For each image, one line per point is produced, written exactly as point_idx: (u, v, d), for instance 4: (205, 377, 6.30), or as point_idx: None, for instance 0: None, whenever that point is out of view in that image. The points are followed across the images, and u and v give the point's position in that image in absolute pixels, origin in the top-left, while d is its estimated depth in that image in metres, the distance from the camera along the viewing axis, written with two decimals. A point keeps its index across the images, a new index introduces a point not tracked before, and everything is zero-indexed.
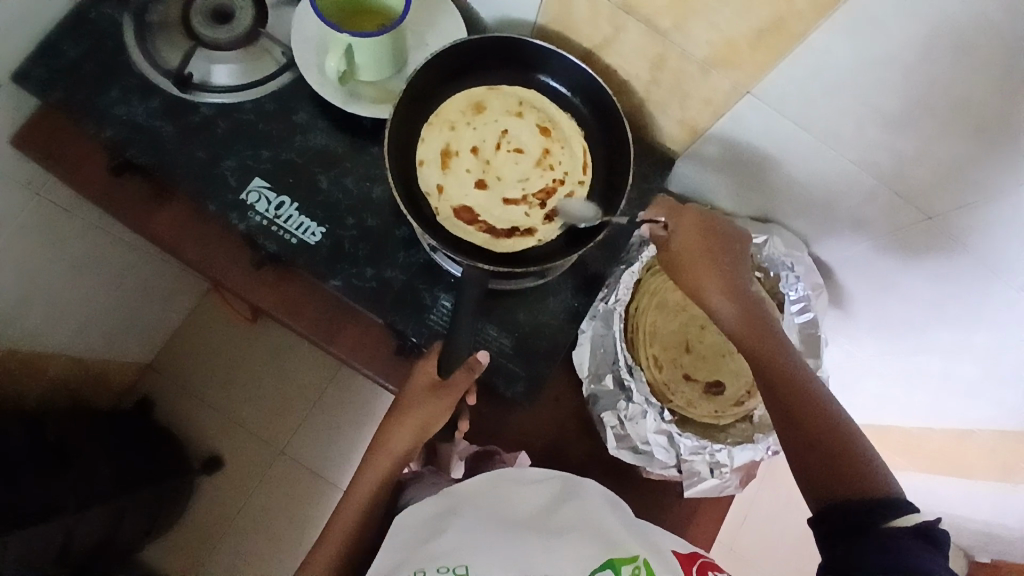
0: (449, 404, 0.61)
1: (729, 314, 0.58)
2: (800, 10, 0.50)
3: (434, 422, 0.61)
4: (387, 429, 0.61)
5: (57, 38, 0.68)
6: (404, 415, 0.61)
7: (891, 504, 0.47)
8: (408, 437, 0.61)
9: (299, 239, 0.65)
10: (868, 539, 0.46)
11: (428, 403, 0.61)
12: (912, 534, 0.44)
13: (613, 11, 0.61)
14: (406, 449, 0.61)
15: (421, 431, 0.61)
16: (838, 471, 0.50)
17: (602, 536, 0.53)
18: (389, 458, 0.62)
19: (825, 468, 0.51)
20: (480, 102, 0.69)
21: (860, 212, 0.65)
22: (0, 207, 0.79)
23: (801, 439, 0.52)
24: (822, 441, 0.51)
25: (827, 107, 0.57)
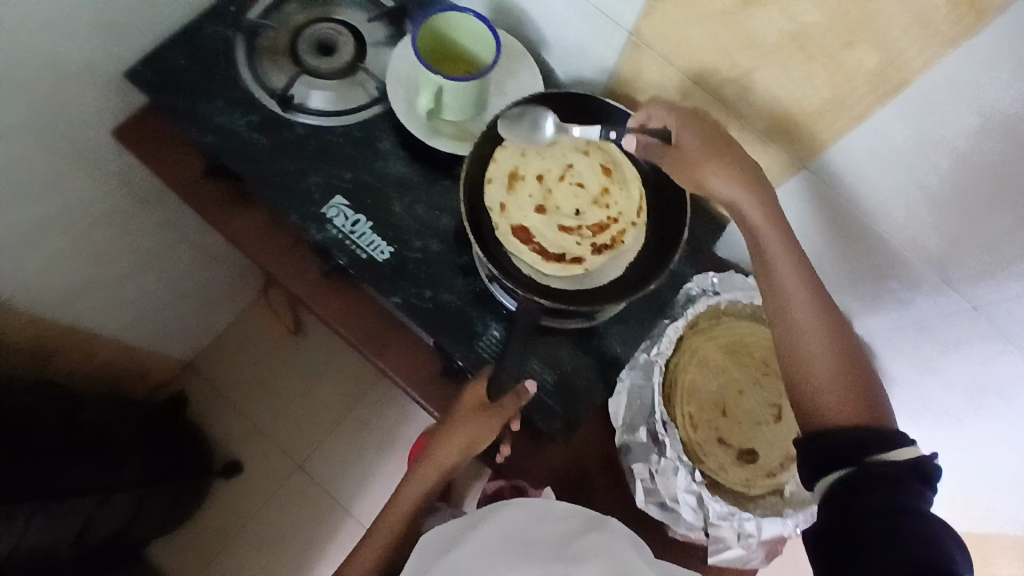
0: (497, 425, 0.61)
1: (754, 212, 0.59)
2: (862, 95, 0.54)
3: (479, 442, 0.62)
4: (434, 445, 0.63)
5: (175, 50, 0.76)
6: (452, 431, 0.62)
7: (885, 437, 0.49)
8: (454, 452, 0.63)
9: (368, 254, 0.69)
10: (865, 477, 0.47)
11: (476, 421, 0.61)
12: (901, 468, 0.47)
13: (683, 79, 0.66)
14: (452, 462, 0.64)
15: (467, 448, 0.62)
16: (842, 389, 0.54)
17: (618, 566, 0.53)
18: (434, 470, 0.64)
19: (827, 393, 0.54)
20: (552, 137, 0.72)
21: (906, 293, 0.66)
22: (91, 191, 0.85)
23: (815, 362, 0.55)
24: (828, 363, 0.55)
25: (879, 187, 0.59)
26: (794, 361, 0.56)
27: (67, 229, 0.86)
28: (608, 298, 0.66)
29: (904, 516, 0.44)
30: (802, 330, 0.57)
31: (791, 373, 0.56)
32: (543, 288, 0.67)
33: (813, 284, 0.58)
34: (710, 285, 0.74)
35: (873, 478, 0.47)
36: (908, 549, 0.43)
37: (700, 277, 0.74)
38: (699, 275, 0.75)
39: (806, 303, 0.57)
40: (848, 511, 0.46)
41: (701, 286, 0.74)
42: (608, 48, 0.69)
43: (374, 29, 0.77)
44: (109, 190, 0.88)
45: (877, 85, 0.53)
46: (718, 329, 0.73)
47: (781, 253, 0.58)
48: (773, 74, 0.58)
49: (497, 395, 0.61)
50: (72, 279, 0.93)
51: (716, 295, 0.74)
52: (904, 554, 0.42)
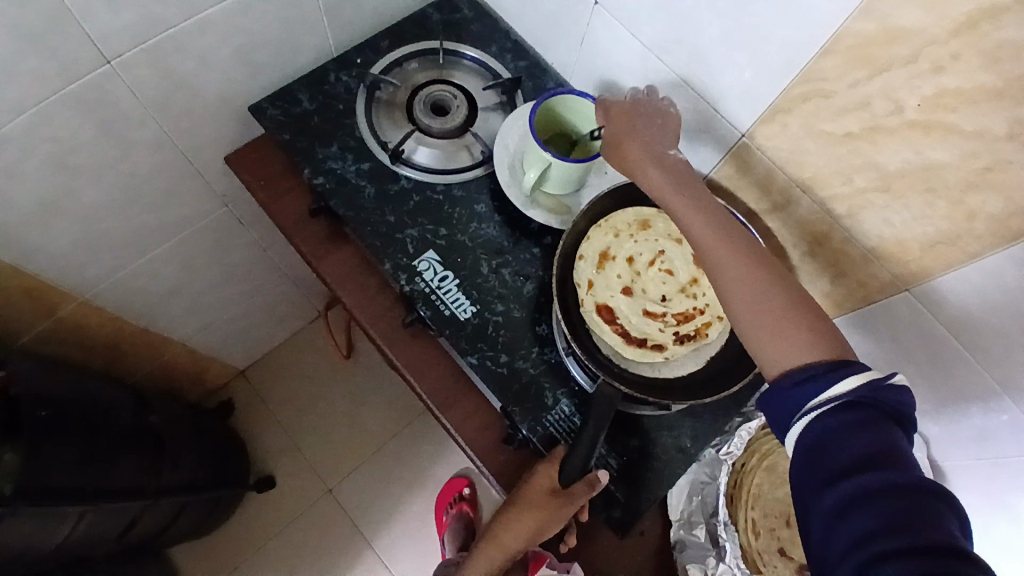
0: (565, 516, 0.60)
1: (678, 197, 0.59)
2: (978, 235, 0.54)
3: (545, 529, 0.61)
4: (500, 527, 0.64)
5: (302, 92, 0.81)
6: (519, 517, 0.62)
7: (840, 367, 0.48)
8: (521, 537, 0.63)
9: (452, 312, 0.71)
10: (840, 412, 0.47)
11: (544, 509, 0.60)
12: (876, 410, 0.46)
13: (791, 185, 0.67)
14: (517, 547, 0.64)
15: (533, 535, 0.62)
16: (765, 323, 0.52)
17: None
18: (499, 551, 0.64)
19: (778, 342, 0.52)
20: (647, 221, 0.72)
21: (991, 427, 0.64)
22: (195, 206, 0.90)
23: (748, 315, 0.53)
24: (767, 318, 0.52)
25: (983, 324, 0.58)
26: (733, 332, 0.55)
27: (168, 238, 0.91)
28: (683, 393, 0.66)
29: (891, 464, 0.43)
30: (728, 290, 0.55)
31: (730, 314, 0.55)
32: (619, 371, 0.67)
33: (752, 252, 0.56)
34: None
35: (858, 421, 0.46)
36: (883, 501, 0.42)
37: None
38: None
39: (726, 271, 0.55)
40: (821, 463, 0.46)
41: None
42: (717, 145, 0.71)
43: (487, 96, 0.80)
44: (211, 208, 0.93)
45: (999, 230, 0.53)
46: None
47: (701, 231, 0.57)
48: (890, 198, 0.59)
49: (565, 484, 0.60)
50: (159, 283, 0.97)
51: None
52: (876, 508, 0.42)
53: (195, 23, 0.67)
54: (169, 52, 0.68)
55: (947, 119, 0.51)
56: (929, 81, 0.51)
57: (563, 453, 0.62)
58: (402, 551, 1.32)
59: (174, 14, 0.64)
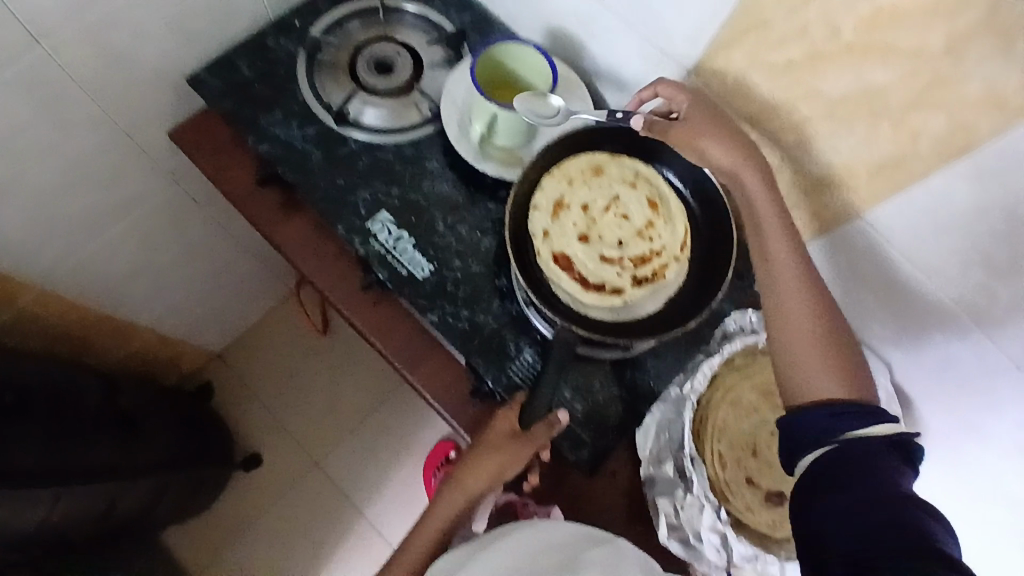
0: (527, 454, 0.62)
1: (756, 191, 0.60)
2: (924, 156, 0.54)
3: (508, 469, 0.63)
4: (462, 471, 0.64)
5: (241, 60, 0.78)
6: (483, 459, 0.63)
7: (876, 414, 0.52)
8: (482, 480, 0.63)
9: (409, 271, 0.71)
10: (859, 442, 0.50)
11: (507, 449, 0.62)
12: (895, 448, 0.50)
13: (739, 121, 0.66)
14: (479, 491, 0.64)
15: (496, 476, 0.63)
16: (818, 356, 0.56)
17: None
18: (462, 496, 0.65)
19: (822, 372, 0.56)
20: (600, 167, 0.72)
21: (954, 351, 0.64)
22: (145, 186, 0.88)
23: (800, 340, 0.57)
24: (824, 349, 0.56)
25: (936, 245, 0.58)
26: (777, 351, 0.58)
27: (119, 221, 0.89)
28: (642, 335, 0.67)
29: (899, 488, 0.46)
30: (789, 312, 0.58)
31: (785, 342, 0.57)
32: (579, 317, 0.67)
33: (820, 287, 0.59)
34: (748, 323, 0.74)
35: (873, 450, 0.49)
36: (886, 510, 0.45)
37: (738, 313, 0.75)
38: (736, 312, 0.75)
39: (792, 293, 0.58)
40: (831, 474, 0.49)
41: (739, 324, 0.74)
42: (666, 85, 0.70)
43: (433, 51, 0.78)
44: (163, 187, 0.91)
45: (943, 149, 0.53)
46: (754, 368, 0.72)
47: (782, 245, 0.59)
48: (834, 124, 0.59)
49: (528, 424, 0.62)
50: (117, 266, 0.96)
51: (756, 333, 0.73)
52: (878, 514, 0.45)
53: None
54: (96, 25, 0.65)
55: (886, 39, 0.51)
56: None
57: (525, 396, 0.64)
58: (392, 518, 1.34)
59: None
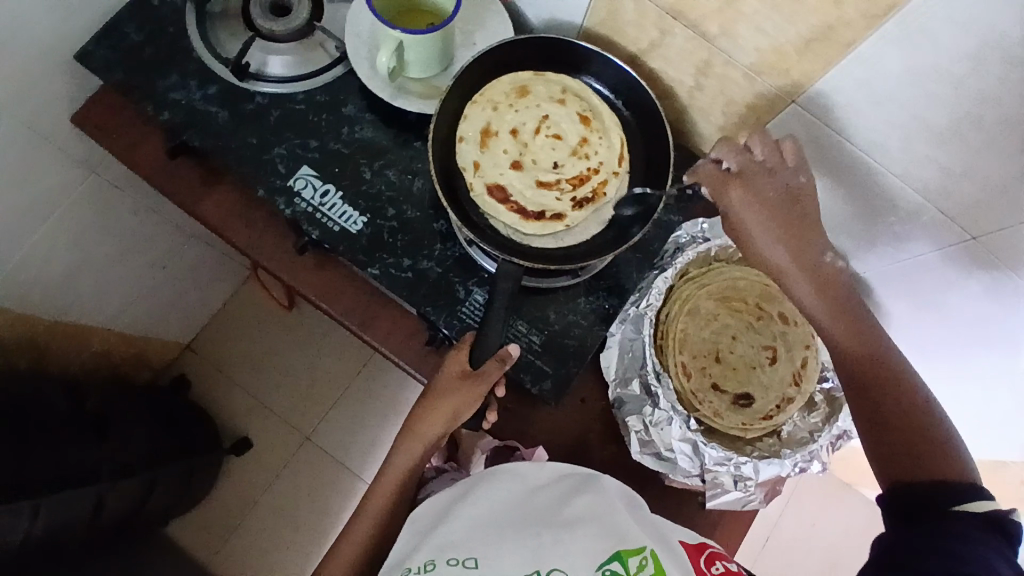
0: (479, 394, 0.62)
1: (802, 289, 0.57)
2: (851, 21, 0.51)
3: (463, 411, 0.63)
4: (418, 418, 0.64)
5: (123, 22, 0.71)
6: (436, 403, 0.63)
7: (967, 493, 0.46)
8: (439, 424, 0.63)
9: (342, 226, 0.67)
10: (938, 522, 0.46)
11: (458, 392, 0.62)
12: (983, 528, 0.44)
13: (662, 16, 0.62)
14: (435, 436, 0.64)
15: (451, 419, 0.63)
16: (916, 439, 0.50)
17: (611, 525, 0.54)
18: (420, 444, 0.64)
19: (902, 452, 0.50)
20: (525, 87, 0.68)
21: (903, 229, 0.64)
22: (59, 180, 0.83)
23: (874, 417, 0.52)
24: (904, 425, 0.50)
25: (871, 118, 0.57)
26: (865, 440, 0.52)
27: (39, 220, 0.84)
28: (589, 256, 0.65)
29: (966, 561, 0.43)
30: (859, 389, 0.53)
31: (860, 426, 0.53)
32: (523, 248, 0.65)
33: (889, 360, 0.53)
34: (699, 232, 0.72)
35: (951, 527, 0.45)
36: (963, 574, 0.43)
37: (688, 224, 0.73)
38: (687, 222, 0.73)
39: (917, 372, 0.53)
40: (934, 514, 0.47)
41: (690, 234, 0.72)
42: None
43: None
44: (77, 177, 0.85)
45: (869, 9, 0.49)
46: (710, 277, 0.72)
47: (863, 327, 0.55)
48: (756, 3, 0.55)
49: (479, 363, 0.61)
50: (52, 270, 0.92)
51: (707, 241, 0.72)
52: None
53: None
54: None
55: None
56: None
57: (472, 336, 0.62)
58: None
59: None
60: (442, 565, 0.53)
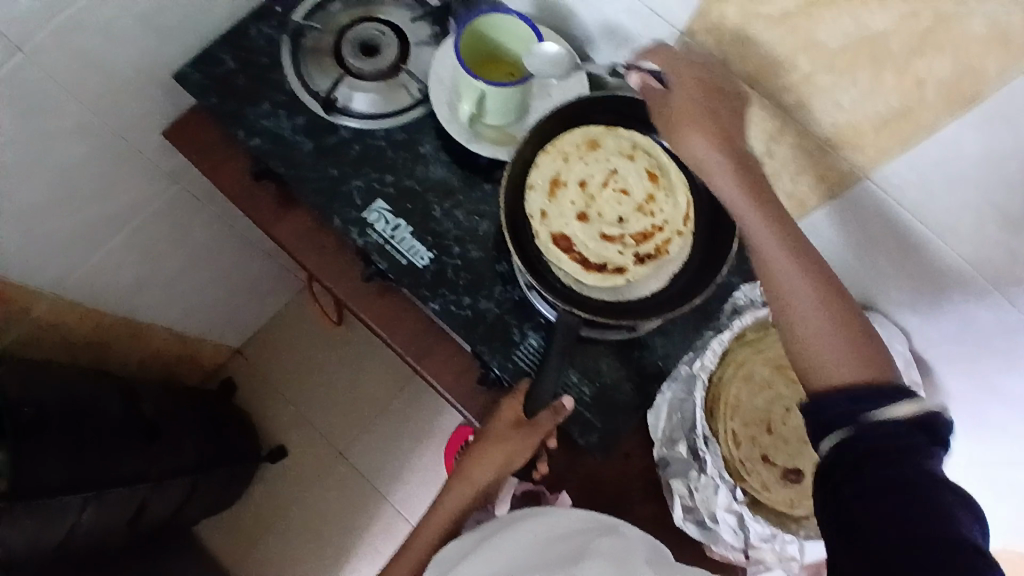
0: (533, 443, 0.62)
1: (727, 185, 0.55)
2: (931, 105, 0.51)
3: (517, 458, 0.63)
4: (470, 461, 0.64)
5: (223, 51, 0.76)
6: (490, 449, 0.63)
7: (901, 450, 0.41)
8: (491, 469, 0.64)
9: (408, 260, 0.69)
10: (886, 465, 0.41)
11: (513, 439, 0.62)
12: (910, 451, 0.41)
13: (738, 82, 0.63)
14: (487, 482, 0.65)
15: (503, 466, 0.64)
16: (849, 348, 0.47)
17: (623, 562, 0.52)
18: (470, 488, 0.65)
19: (834, 364, 0.47)
20: (595, 140, 0.69)
21: (968, 308, 0.62)
22: (144, 189, 0.88)
23: (804, 336, 0.49)
24: (819, 334, 0.49)
25: (947, 202, 0.56)
26: (804, 371, 0.49)
27: (122, 225, 0.90)
28: (647, 313, 0.65)
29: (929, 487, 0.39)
30: (785, 292, 0.50)
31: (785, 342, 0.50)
32: (582, 299, 0.65)
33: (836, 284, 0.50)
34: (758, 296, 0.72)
35: (873, 450, 0.42)
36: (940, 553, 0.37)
37: (748, 286, 0.73)
38: (746, 284, 0.72)
39: (801, 278, 0.50)
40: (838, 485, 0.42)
41: (749, 296, 0.72)
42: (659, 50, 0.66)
43: (418, 29, 0.76)
44: (161, 187, 0.90)
45: (951, 95, 0.49)
46: (767, 342, 0.70)
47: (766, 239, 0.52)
48: (837, 79, 0.55)
49: (534, 412, 0.62)
50: (126, 272, 0.97)
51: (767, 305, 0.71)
52: None
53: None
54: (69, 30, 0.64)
55: None
56: None
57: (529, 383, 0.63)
58: (416, 501, 1.36)
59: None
60: None
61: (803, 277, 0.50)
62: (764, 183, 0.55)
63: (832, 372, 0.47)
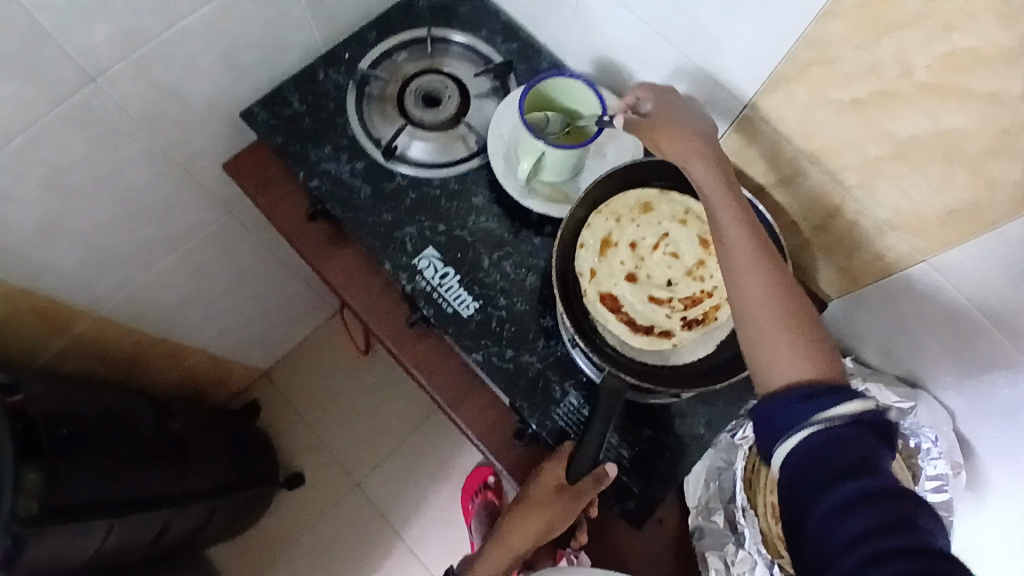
0: (573, 511, 0.61)
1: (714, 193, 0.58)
2: (1001, 208, 0.51)
3: (556, 526, 0.62)
4: (511, 526, 0.65)
5: (291, 93, 0.79)
6: (529, 516, 0.62)
7: (860, 445, 0.45)
8: (529, 535, 0.64)
9: (454, 309, 0.70)
10: (840, 461, 0.45)
11: (552, 505, 0.61)
12: (863, 430, 0.46)
13: (799, 158, 0.63)
14: (526, 546, 0.65)
15: (542, 532, 0.63)
16: (786, 341, 0.52)
17: None
18: (510, 550, 0.66)
19: (782, 349, 0.51)
20: (649, 203, 0.70)
21: (1017, 401, 0.61)
22: (197, 215, 0.90)
23: (757, 326, 0.53)
24: (771, 319, 0.53)
25: (1008, 296, 0.55)
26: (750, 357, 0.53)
27: (173, 249, 0.92)
28: (691, 380, 0.65)
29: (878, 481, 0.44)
30: (739, 282, 0.55)
31: (745, 333, 0.54)
32: (626, 360, 0.65)
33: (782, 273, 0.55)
34: None
35: (827, 450, 0.45)
36: (907, 557, 0.41)
37: None
38: None
39: (760, 275, 0.54)
40: (814, 500, 0.45)
41: None
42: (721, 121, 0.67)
43: (479, 83, 0.78)
44: (214, 214, 0.92)
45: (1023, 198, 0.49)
46: None
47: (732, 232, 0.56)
48: (905, 166, 0.55)
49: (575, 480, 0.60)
50: (171, 293, 0.99)
51: None
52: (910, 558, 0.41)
53: (175, 32, 0.66)
54: (154, 63, 0.67)
55: (961, 81, 0.48)
56: (939, 41, 0.47)
57: (571, 447, 0.62)
58: (429, 539, 1.34)
59: (152, 26, 0.64)
60: None
61: (759, 281, 0.54)
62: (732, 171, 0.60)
63: (780, 354, 0.51)
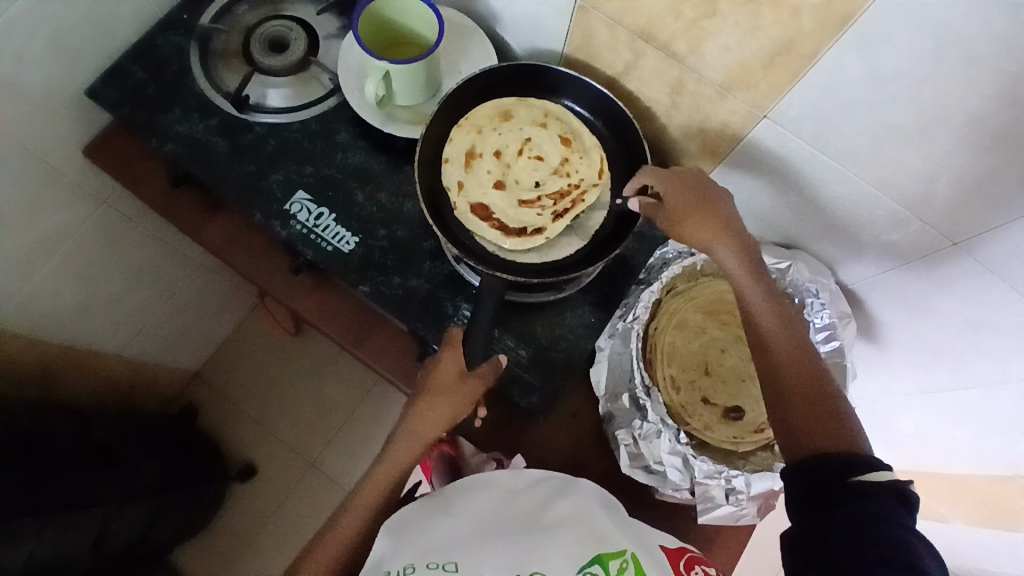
0: (473, 395, 0.62)
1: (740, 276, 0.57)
2: (809, 32, 0.52)
3: (461, 413, 0.62)
4: (415, 417, 0.61)
5: (131, 63, 0.75)
6: (436, 402, 0.61)
7: (875, 515, 0.44)
8: (436, 426, 0.61)
9: (334, 246, 0.70)
10: (848, 514, 0.45)
11: (456, 390, 0.61)
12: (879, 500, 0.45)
13: (634, 39, 0.64)
14: (433, 435, 0.61)
15: (449, 421, 0.62)
16: (807, 421, 0.50)
17: (590, 527, 0.55)
18: (419, 444, 0.61)
19: (799, 415, 0.51)
20: (508, 111, 0.71)
21: (890, 240, 0.65)
22: (70, 215, 0.84)
23: (783, 401, 0.52)
24: (802, 404, 0.51)
25: (840, 125, 0.58)
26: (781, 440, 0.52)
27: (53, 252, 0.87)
28: (565, 270, 0.67)
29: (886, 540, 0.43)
30: (772, 352, 0.54)
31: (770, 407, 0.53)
32: (504, 262, 0.67)
33: (803, 343, 0.54)
34: None
35: (842, 508, 0.45)
36: None
37: (675, 239, 0.74)
38: (673, 237, 0.74)
39: (773, 333, 0.55)
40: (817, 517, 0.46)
41: (677, 249, 0.74)
42: (557, 16, 0.68)
43: (326, 22, 0.77)
44: (88, 211, 0.87)
45: (826, 19, 0.51)
46: (697, 290, 0.73)
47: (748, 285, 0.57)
48: (718, 22, 0.57)
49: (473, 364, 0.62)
50: (64, 299, 0.93)
51: (693, 255, 0.73)
52: None
53: (6, 19, 0.62)
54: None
55: None
56: None
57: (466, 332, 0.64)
58: None
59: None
60: (422, 568, 0.52)
61: (781, 337, 0.54)
62: (750, 241, 0.59)
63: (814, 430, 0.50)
